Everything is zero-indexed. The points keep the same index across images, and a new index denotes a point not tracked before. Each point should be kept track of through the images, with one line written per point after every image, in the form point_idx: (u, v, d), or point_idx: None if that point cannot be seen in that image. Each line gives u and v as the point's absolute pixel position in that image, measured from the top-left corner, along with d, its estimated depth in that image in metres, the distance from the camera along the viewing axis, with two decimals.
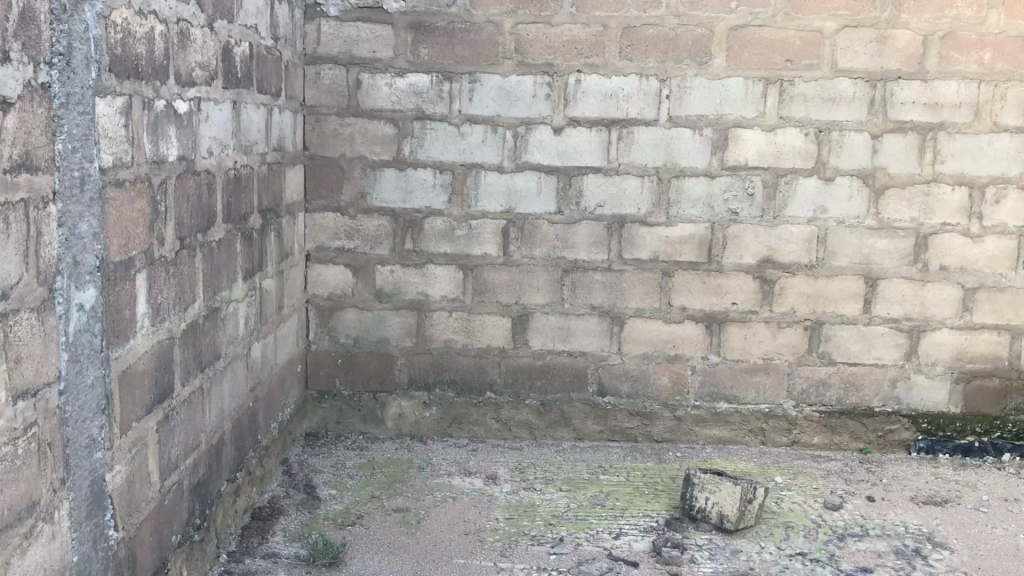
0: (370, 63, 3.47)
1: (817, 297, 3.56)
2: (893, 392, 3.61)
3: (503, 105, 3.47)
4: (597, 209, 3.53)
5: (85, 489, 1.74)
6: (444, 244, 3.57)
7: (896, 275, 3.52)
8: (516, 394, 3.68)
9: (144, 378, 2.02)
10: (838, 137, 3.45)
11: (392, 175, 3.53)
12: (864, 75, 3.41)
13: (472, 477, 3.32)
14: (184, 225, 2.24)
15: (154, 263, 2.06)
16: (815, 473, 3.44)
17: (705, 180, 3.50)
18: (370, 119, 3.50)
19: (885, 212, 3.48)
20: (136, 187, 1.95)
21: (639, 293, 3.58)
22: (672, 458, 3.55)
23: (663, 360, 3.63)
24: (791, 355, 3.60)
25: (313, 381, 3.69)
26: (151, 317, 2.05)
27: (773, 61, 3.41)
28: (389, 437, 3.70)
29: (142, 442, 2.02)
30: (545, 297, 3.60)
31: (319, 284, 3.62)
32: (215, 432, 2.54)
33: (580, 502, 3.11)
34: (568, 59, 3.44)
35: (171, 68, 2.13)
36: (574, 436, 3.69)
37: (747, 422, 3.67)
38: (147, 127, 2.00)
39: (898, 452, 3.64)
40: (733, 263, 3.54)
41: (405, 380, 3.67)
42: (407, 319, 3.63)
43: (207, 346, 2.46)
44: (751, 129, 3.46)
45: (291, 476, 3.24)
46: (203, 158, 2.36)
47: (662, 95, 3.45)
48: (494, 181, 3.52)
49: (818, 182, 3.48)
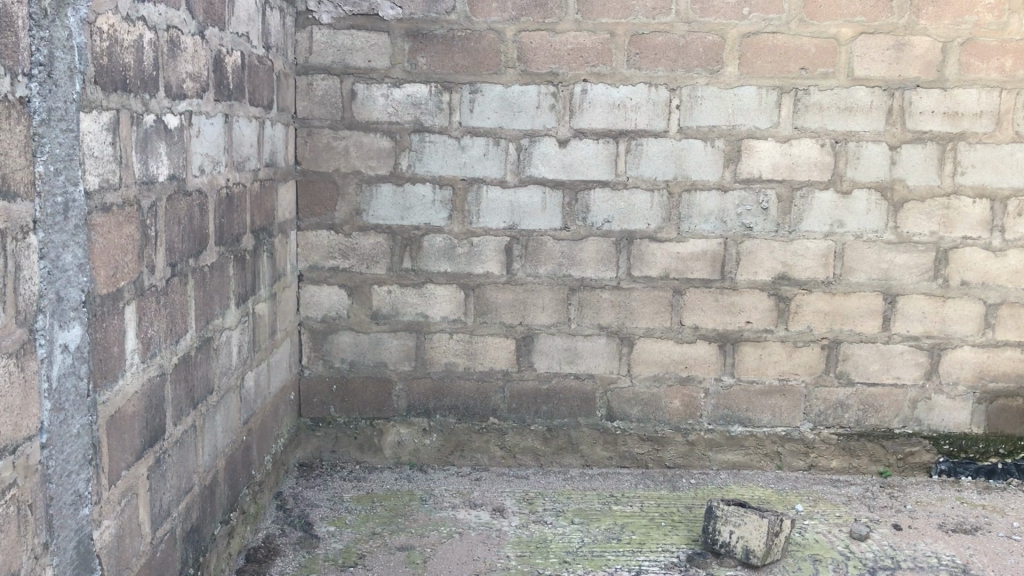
0: (366, 73, 3.29)
1: (834, 315, 3.41)
2: (913, 413, 3.46)
3: (506, 117, 3.31)
4: (605, 225, 3.37)
5: (71, 551, 1.55)
6: (444, 263, 3.39)
7: (916, 291, 3.38)
8: (520, 419, 3.50)
9: (134, 420, 1.83)
10: (855, 148, 3.31)
11: (389, 190, 3.35)
12: (881, 83, 3.27)
13: (478, 510, 3.14)
14: (175, 250, 2.06)
15: (144, 293, 1.87)
16: (837, 500, 3.29)
17: (718, 193, 3.35)
18: (366, 132, 3.32)
19: (904, 225, 3.34)
20: (124, 211, 1.76)
21: (649, 312, 3.42)
22: (686, 485, 3.39)
23: (674, 382, 3.47)
24: (808, 375, 3.45)
25: (306, 408, 3.50)
26: (141, 352, 1.87)
27: (788, 69, 3.27)
28: (387, 466, 3.51)
29: (133, 491, 1.83)
30: (551, 317, 3.43)
31: (312, 306, 3.44)
32: (209, 472, 2.35)
33: (595, 537, 2.94)
34: (574, 68, 3.28)
35: (161, 79, 1.94)
36: (582, 463, 3.52)
37: (762, 446, 3.51)
38: (136, 145, 1.82)
39: (920, 475, 3.50)
40: (747, 280, 3.39)
41: (404, 406, 3.49)
42: (406, 342, 3.45)
43: (200, 380, 2.27)
44: (765, 140, 3.31)
45: (286, 512, 3.05)
46: (194, 176, 2.18)
47: (671, 105, 3.29)
48: (496, 196, 3.35)
49: (835, 196, 3.33)
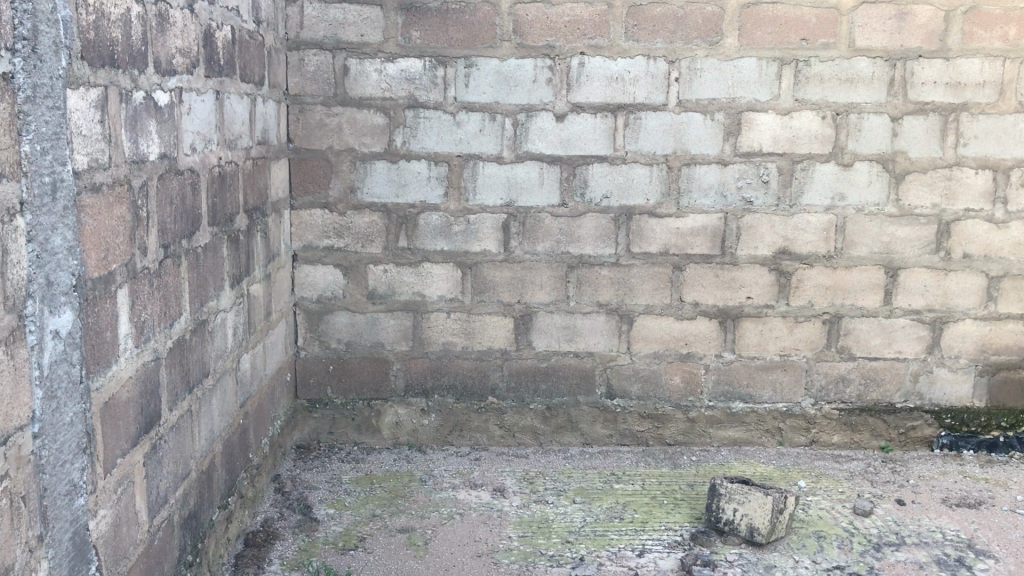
0: (358, 48, 3.22)
1: (835, 289, 3.38)
2: (915, 387, 3.44)
3: (502, 91, 3.25)
4: (604, 201, 3.32)
5: (67, 542, 1.51)
6: (440, 241, 3.34)
7: (918, 264, 3.34)
8: (519, 398, 3.47)
9: (129, 406, 1.79)
10: (857, 120, 3.26)
11: (384, 167, 3.29)
12: (883, 54, 3.21)
13: (478, 490, 3.11)
14: (168, 231, 2.00)
15: (137, 276, 1.82)
16: (839, 475, 3.26)
17: (718, 167, 3.30)
18: (359, 108, 3.25)
19: (905, 198, 3.30)
20: (114, 191, 1.71)
21: (649, 289, 3.38)
22: (687, 463, 3.37)
23: (674, 359, 3.44)
24: (809, 351, 3.42)
25: (303, 390, 3.45)
26: (135, 337, 1.82)
27: (788, 40, 3.21)
28: (385, 447, 3.47)
29: (128, 479, 1.79)
30: (549, 295, 3.39)
31: (307, 286, 3.39)
32: (206, 457, 2.31)
33: (597, 516, 2.91)
34: (571, 41, 3.22)
35: (149, 55, 1.88)
36: (582, 441, 3.49)
37: (764, 422, 3.49)
38: (126, 123, 1.76)
39: (921, 449, 3.48)
40: (748, 255, 3.35)
41: (402, 386, 3.45)
42: (402, 322, 3.40)
43: (195, 364, 2.22)
44: (765, 113, 3.26)
45: (284, 494, 3.01)
46: (186, 155, 2.12)
47: (670, 77, 3.24)
48: (493, 173, 3.30)
49: (836, 168, 3.29)
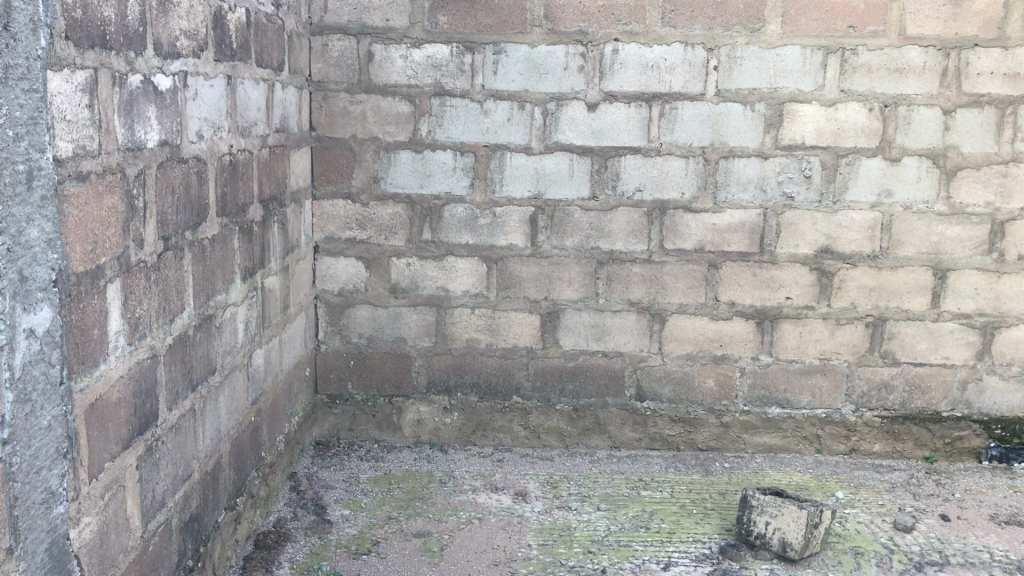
0: (383, 33, 3.11)
1: (880, 291, 3.21)
2: (962, 395, 3.26)
3: (532, 79, 3.12)
4: (636, 194, 3.18)
5: (43, 554, 1.42)
6: (465, 234, 3.23)
7: (969, 266, 3.16)
8: (545, 398, 3.35)
9: (120, 407, 1.69)
10: (906, 112, 3.08)
11: (408, 157, 3.18)
12: (936, 42, 3.03)
13: (499, 494, 2.99)
14: (168, 221, 1.91)
15: (131, 270, 1.73)
16: (880, 487, 3.10)
17: (758, 160, 3.14)
18: (383, 95, 3.14)
19: (956, 195, 3.12)
20: (104, 180, 1.61)
21: (682, 287, 3.24)
22: (719, 470, 3.22)
23: (708, 361, 3.30)
24: (850, 355, 3.26)
25: (323, 385, 3.36)
26: (128, 334, 1.73)
27: (834, 27, 3.04)
28: (406, 445, 3.38)
29: (118, 484, 1.70)
30: (578, 292, 3.26)
31: (329, 279, 3.29)
32: (211, 457, 2.22)
33: (622, 525, 2.78)
34: (604, 26, 3.08)
35: (149, 36, 1.78)
36: (610, 444, 3.36)
37: (801, 428, 3.33)
38: (119, 108, 1.66)
39: (968, 461, 3.29)
40: (788, 253, 3.20)
41: (424, 383, 3.35)
42: (425, 317, 3.29)
43: (199, 361, 2.13)
44: (809, 104, 3.10)
45: (299, 494, 2.92)
46: (191, 142, 2.03)
47: (709, 66, 3.09)
48: (521, 164, 3.17)
49: (883, 163, 3.12)
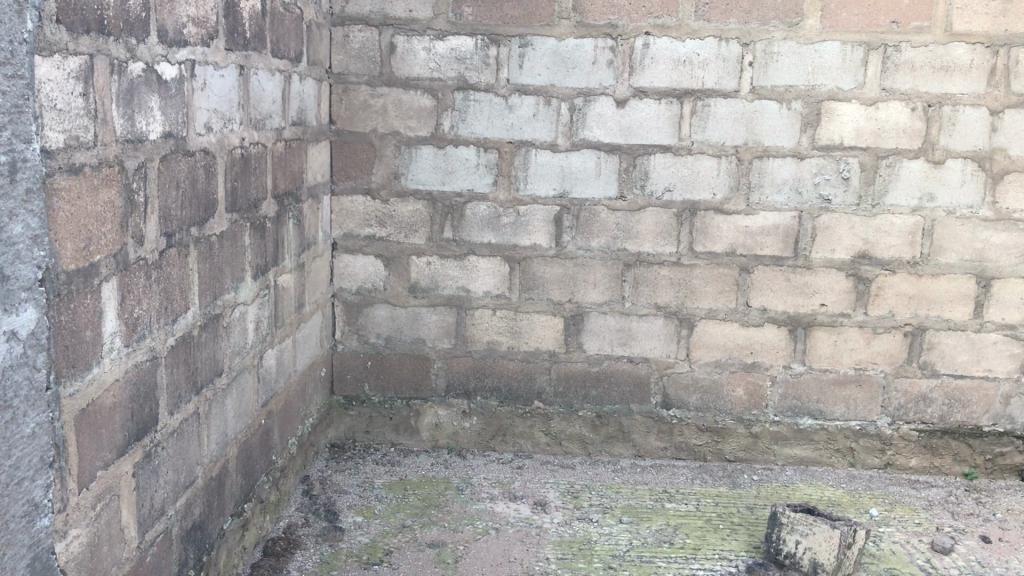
0: (406, 24, 3.01)
1: (920, 299, 3.06)
2: (1005, 409, 3.10)
3: (559, 73, 3.00)
4: (666, 194, 3.06)
5: (23, 570, 1.32)
6: (488, 233, 3.12)
7: (1014, 274, 3.01)
8: (568, 404, 3.24)
9: (114, 413, 1.61)
10: (951, 112, 2.94)
11: (430, 153, 3.08)
12: (984, 39, 2.88)
13: (518, 503, 2.89)
14: (172, 217, 1.82)
15: (129, 267, 1.64)
16: (916, 504, 2.97)
17: (793, 161, 3.02)
18: (406, 89, 3.05)
19: (1002, 200, 2.97)
20: (99, 173, 1.52)
21: (712, 292, 3.12)
22: (747, 482, 3.10)
23: (738, 369, 3.17)
24: (887, 365, 3.12)
25: (339, 386, 3.28)
26: (125, 335, 1.64)
27: (877, 23, 2.91)
28: (424, 449, 3.28)
29: (112, 492, 1.61)
30: (603, 295, 3.14)
31: (347, 276, 3.20)
32: (216, 462, 2.14)
33: (644, 539, 2.67)
34: (635, 19, 2.96)
35: (153, 22, 1.69)
36: (634, 453, 3.25)
37: (834, 441, 3.20)
38: (118, 97, 1.57)
39: (1010, 478, 3.15)
40: (823, 258, 3.07)
41: (443, 386, 3.25)
42: (445, 318, 3.19)
43: (205, 363, 2.04)
44: (848, 103, 2.96)
45: (312, 498, 2.83)
46: (198, 134, 1.94)
47: (744, 61, 2.96)
48: (546, 161, 3.06)
49: (925, 166, 2.98)
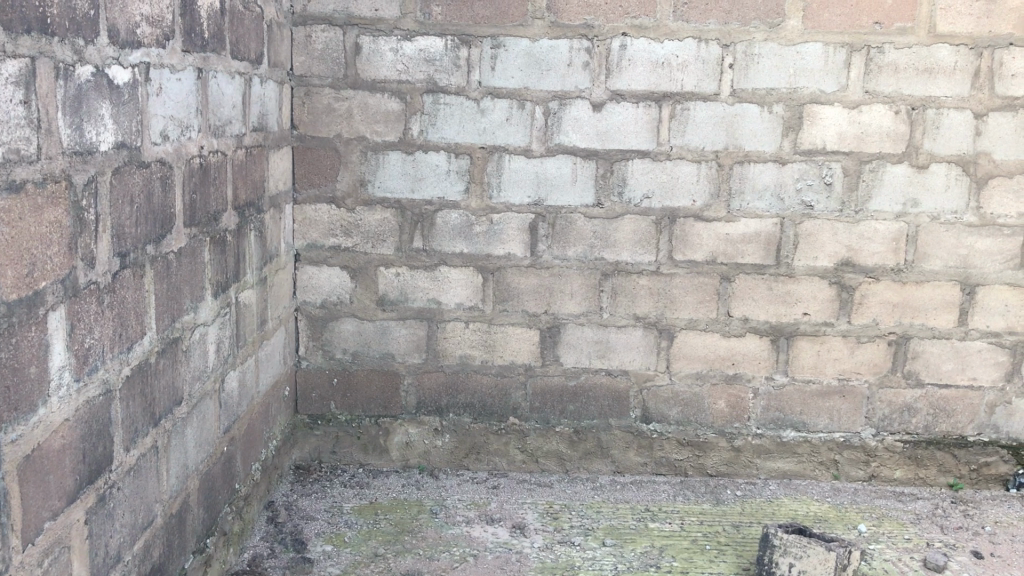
0: (372, 24, 2.86)
1: (904, 307, 2.99)
2: (990, 419, 3.04)
3: (532, 75, 2.88)
4: (644, 201, 2.95)
5: None
6: (459, 243, 2.99)
7: (999, 281, 2.94)
8: (544, 419, 3.11)
9: (63, 456, 1.44)
10: (934, 116, 2.86)
11: (398, 159, 2.94)
12: (967, 41, 2.81)
13: (495, 527, 2.75)
14: (126, 235, 1.66)
15: (79, 293, 1.48)
16: (903, 519, 2.89)
17: (775, 166, 2.92)
18: (372, 92, 2.90)
19: (987, 205, 2.90)
20: (44, 191, 1.36)
21: (692, 301, 3.01)
22: (731, 498, 3.00)
23: (719, 381, 3.07)
24: (871, 375, 3.04)
25: (304, 405, 3.12)
26: (75, 369, 1.48)
27: (859, 24, 2.82)
28: (394, 470, 3.14)
29: (62, 545, 1.45)
30: (580, 306, 3.02)
31: (311, 289, 3.04)
32: (176, 497, 1.97)
33: (630, 563, 2.55)
34: (612, 20, 2.84)
35: (103, 21, 1.53)
36: (613, 469, 3.14)
37: (818, 453, 3.11)
38: (64, 105, 1.41)
39: (995, 488, 3.08)
40: (806, 266, 2.98)
41: (413, 403, 3.11)
42: (415, 331, 3.05)
43: (163, 392, 1.88)
44: (831, 106, 2.87)
45: (277, 526, 2.67)
46: (154, 143, 1.78)
47: (724, 64, 2.85)
48: (520, 167, 2.93)
49: (909, 170, 2.90)
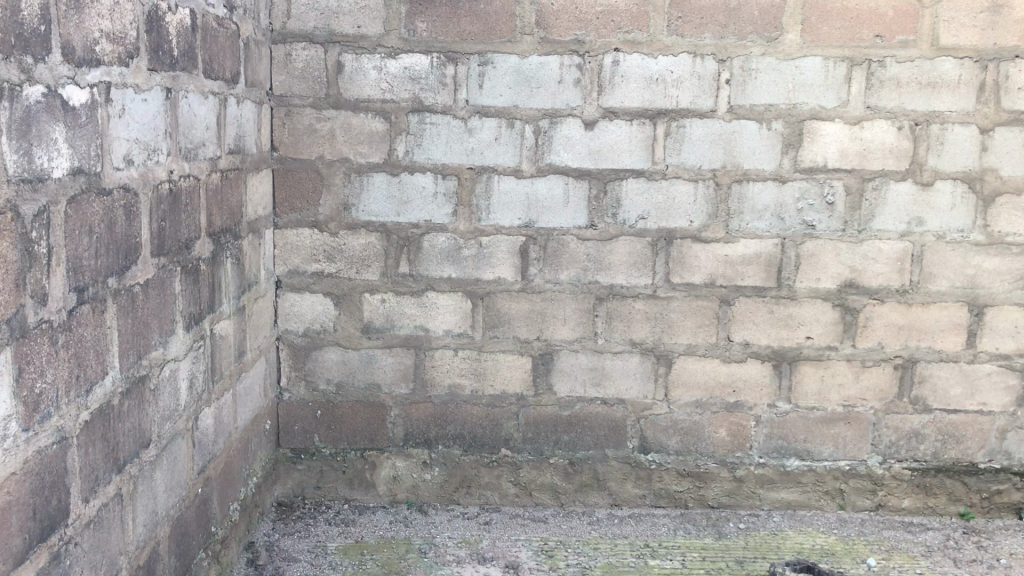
0: (354, 41, 2.75)
1: (910, 329, 2.87)
2: (1001, 445, 2.92)
3: (521, 93, 2.76)
4: (639, 222, 2.84)
5: None
6: (447, 268, 2.86)
7: (1008, 301, 2.83)
8: (537, 450, 2.98)
9: (10, 515, 1.31)
10: (939, 131, 2.75)
11: (383, 181, 2.82)
12: (972, 53, 2.71)
13: (487, 566, 2.62)
14: (84, 269, 1.53)
15: (28, 334, 1.35)
16: (914, 551, 2.76)
17: (774, 185, 2.81)
18: (355, 111, 2.78)
19: (994, 223, 2.79)
20: None
21: (690, 326, 2.90)
22: (733, 531, 2.87)
23: (719, 409, 2.95)
24: (877, 401, 2.92)
25: (287, 438, 2.99)
26: (24, 417, 1.35)
27: (860, 37, 2.72)
28: (381, 505, 3.00)
29: None
30: (573, 332, 2.90)
31: (293, 317, 2.91)
32: (144, 547, 1.84)
33: None
34: (603, 35, 2.73)
35: (56, 38, 1.41)
36: (610, 502, 3.01)
37: (822, 483, 2.99)
38: (9, 128, 1.29)
39: (1008, 517, 2.96)
40: (808, 288, 2.86)
41: (401, 435, 2.98)
42: (402, 360, 2.92)
43: (128, 435, 1.75)
44: (831, 122, 2.77)
45: (257, 569, 2.54)
46: (116, 168, 1.66)
47: (720, 79, 2.75)
48: (510, 188, 2.82)
49: (913, 188, 2.79)
